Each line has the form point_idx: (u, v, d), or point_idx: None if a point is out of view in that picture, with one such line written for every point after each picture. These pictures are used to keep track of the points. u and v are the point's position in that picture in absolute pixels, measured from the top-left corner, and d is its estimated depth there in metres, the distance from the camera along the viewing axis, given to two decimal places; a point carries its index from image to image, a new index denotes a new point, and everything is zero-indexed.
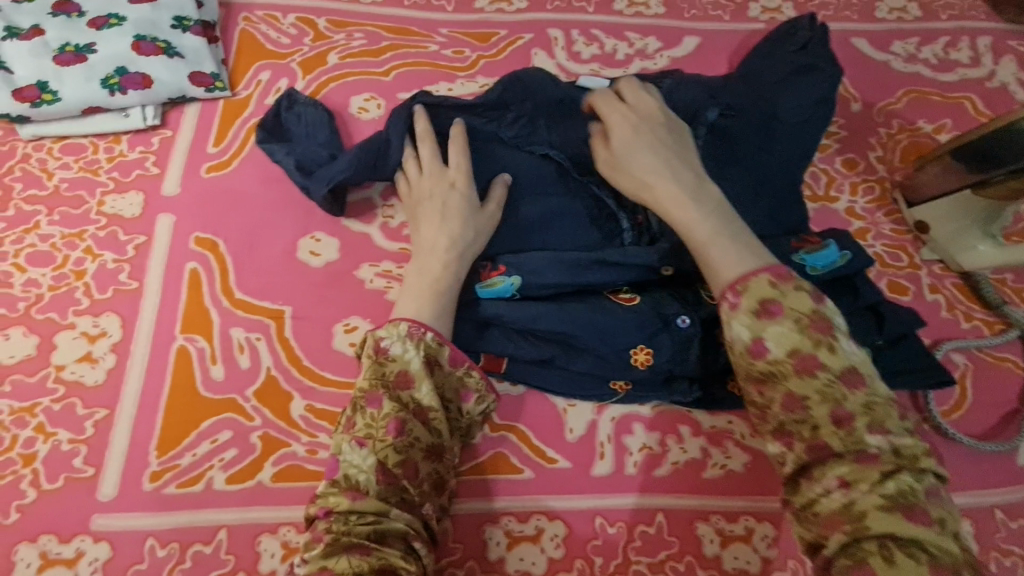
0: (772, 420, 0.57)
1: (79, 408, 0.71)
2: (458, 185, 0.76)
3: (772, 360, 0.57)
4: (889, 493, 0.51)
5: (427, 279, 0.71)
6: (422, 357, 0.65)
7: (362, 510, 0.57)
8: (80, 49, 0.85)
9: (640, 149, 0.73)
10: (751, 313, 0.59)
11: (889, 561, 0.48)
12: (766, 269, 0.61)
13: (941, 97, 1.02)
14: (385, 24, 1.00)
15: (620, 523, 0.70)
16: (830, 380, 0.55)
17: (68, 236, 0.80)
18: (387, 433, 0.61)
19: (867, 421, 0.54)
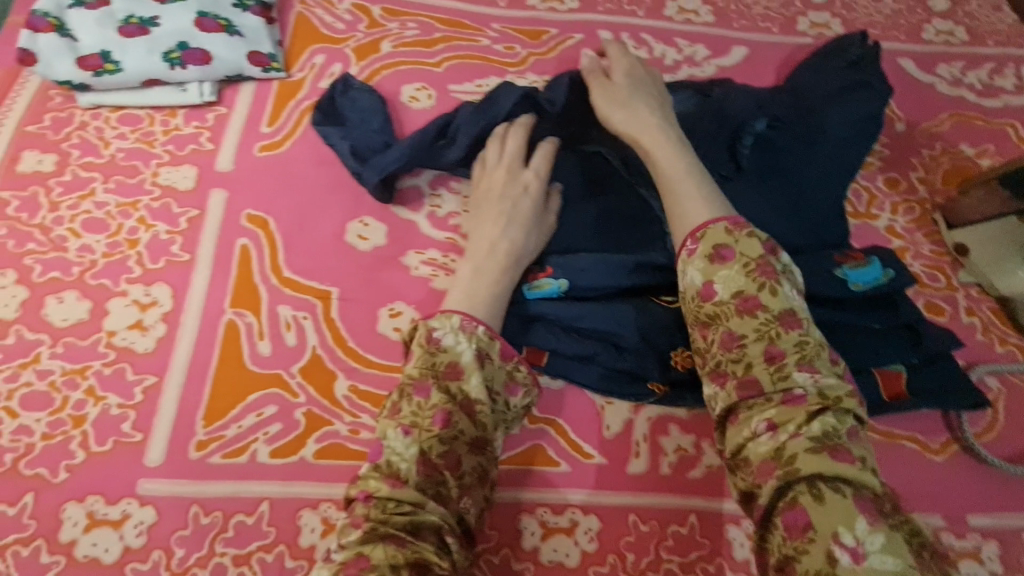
0: (712, 360, 0.65)
1: (129, 373, 0.72)
2: (531, 191, 0.78)
3: (718, 302, 0.65)
4: (813, 432, 0.55)
5: (485, 280, 0.72)
6: (473, 351, 0.66)
7: (400, 499, 0.56)
8: (144, 21, 0.86)
9: (637, 91, 0.81)
10: (707, 259, 0.66)
11: (818, 498, 0.52)
12: (726, 218, 0.68)
13: (984, 122, 1.02)
14: (438, 16, 1.01)
15: (653, 521, 0.71)
16: (766, 321, 0.63)
17: (122, 205, 0.81)
18: (433, 424, 0.61)
19: (796, 359, 0.61)
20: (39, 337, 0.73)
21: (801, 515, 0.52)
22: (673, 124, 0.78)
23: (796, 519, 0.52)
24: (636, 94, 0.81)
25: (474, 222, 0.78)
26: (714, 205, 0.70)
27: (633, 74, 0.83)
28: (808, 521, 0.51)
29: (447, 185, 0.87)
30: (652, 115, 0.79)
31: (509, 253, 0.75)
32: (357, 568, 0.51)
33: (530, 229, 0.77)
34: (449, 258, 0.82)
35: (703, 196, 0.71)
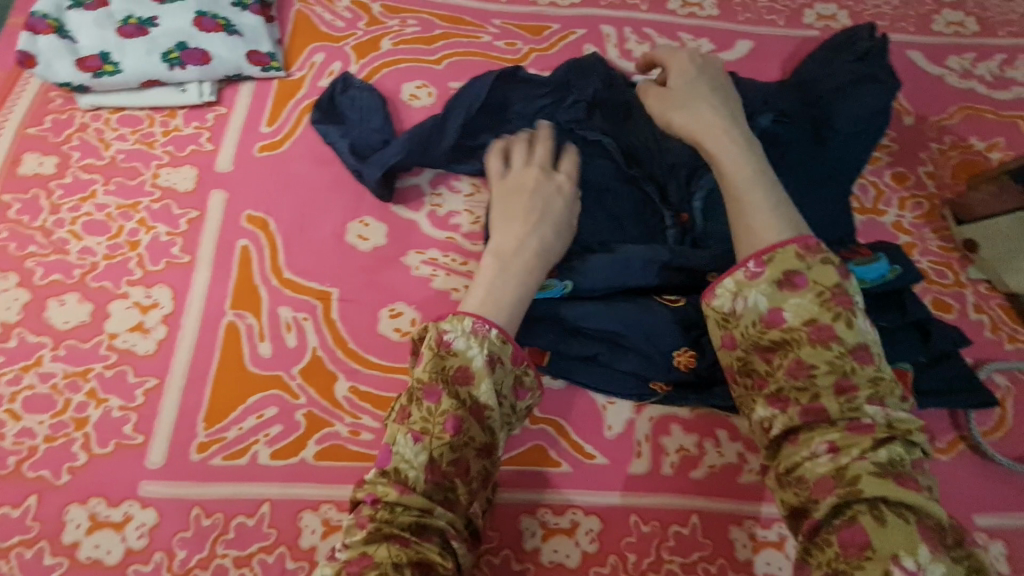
0: (772, 384, 0.62)
1: (130, 375, 0.72)
2: (563, 190, 0.77)
3: (787, 328, 0.61)
4: (880, 459, 0.55)
5: (511, 281, 0.70)
6: (485, 357, 0.64)
7: (409, 503, 0.57)
8: (143, 22, 0.86)
9: (699, 93, 0.76)
10: (774, 284, 0.62)
11: (880, 520, 0.51)
12: (795, 241, 0.63)
13: (995, 115, 1.00)
14: (439, 13, 1.00)
15: (655, 521, 0.70)
16: (840, 354, 0.59)
17: (123, 207, 0.81)
18: (444, 431, 0.60)
19: (869, 393, 0.58)
20: (41, 339, 0.73)
21: (861, 534, 0.51)
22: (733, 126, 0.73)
23: (854, 538, 0.51)
24: (700, 98, 0.76)
25: (502, 213, 0.76)
26: (779, 219, 0.66)
27: (694, 77, 0.78)
28: (867, 541, 0.51)
29: (447, 184, 0.87)
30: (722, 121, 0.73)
31: (536, 255, 0.72)
32: (361, 565, 0.52)
33: (559, 230, 0.75)
34: (450, 258, 0.82)
35: (773, 211, 0.66)
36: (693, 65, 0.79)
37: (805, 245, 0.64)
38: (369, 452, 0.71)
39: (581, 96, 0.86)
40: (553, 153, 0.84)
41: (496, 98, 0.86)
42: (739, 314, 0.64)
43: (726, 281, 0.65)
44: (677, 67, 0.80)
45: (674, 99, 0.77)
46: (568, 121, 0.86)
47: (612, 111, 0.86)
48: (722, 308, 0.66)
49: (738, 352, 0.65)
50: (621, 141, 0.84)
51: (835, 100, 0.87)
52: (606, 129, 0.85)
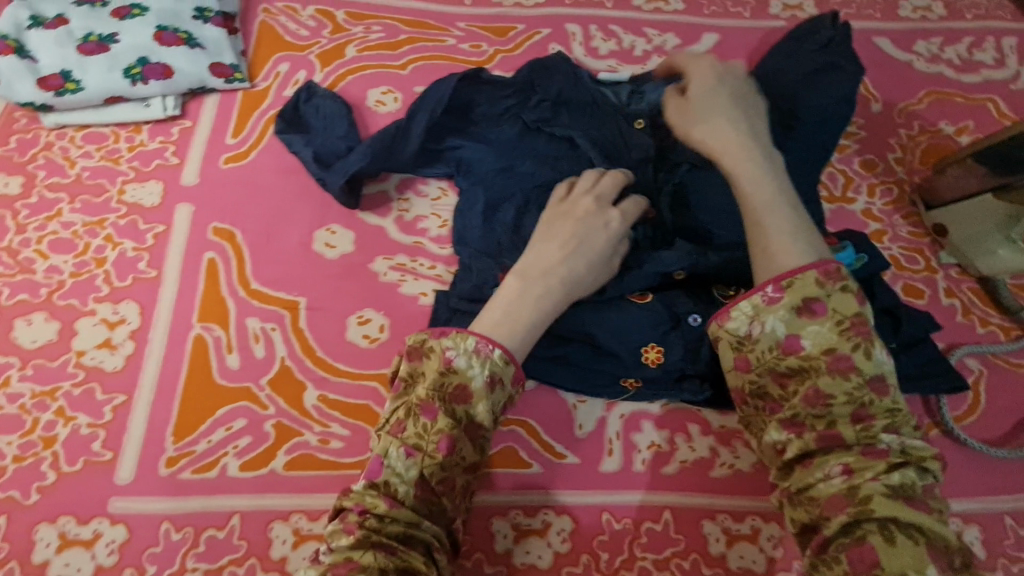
0: (789, 409, 0.60)
1: (98, 393, 0.72)
2: (612, 227, 0.73)
3: (804, 356, 0.59)
4: (893, 482, 0.54)
5: (528, 307, 0.67)
6: (485, 378, 0.62)
7: (397, 517, 0.56)
8: (103, 38, 0.86)
9: (718, 104, 0.73)
10: (792, 310, 0.60)
11: (890, 541, 0.51)
12: (816, 267, 0.61)
13: (964, 99, 0.99)
14: (403, 18, 1.00)
15: (627, 519, 0.70)
16: (859, 385, 0.58)
17: (89, 224, 0.81)
18: (438, 450, 0.59)
19: (886, 422, 0.57)
20: (9, 360, 0.74)
21: (870, 553, 0.51)
22: (755, 145, 0.70)
23: (864, 557, 0.51)
24: (722, 110, 0.73)
25: (540, 239, 0.72)
26: (801, 244, 0.63)
27: (717, 88, 0.75)
28: (876, 561, 0.51)
29: (414, 189, 0.87)
30: (743, 140, 0.70)
31: (563, 283, 0.69)
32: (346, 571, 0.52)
33: (594, 266, 0.71)
34: (417, 262, 0.82)
35: (791, 232, 0.64)
36: (715, 75, 0.76)
37: (826, 270, 0.61)
38: (339, 460, 0.71)
39: (545, 96, 0.84)
40: (519, 153, 0.83)
41: (462, 98, 0.85)
42: (754, 339, 0.62)
43: (740, 305, 0.63)
44: (697, 85, 0.76)
45: (694, 110, 0.74)
46: (535, 119, 0.84)
47: (579, 108, 0.84)
48: (735, 331, 0.63)
49: (750, 376, 0.62)
50: (587, 137, 0.83)
51: (802, 87, 0.86)
52: (574, 128, 0.83)
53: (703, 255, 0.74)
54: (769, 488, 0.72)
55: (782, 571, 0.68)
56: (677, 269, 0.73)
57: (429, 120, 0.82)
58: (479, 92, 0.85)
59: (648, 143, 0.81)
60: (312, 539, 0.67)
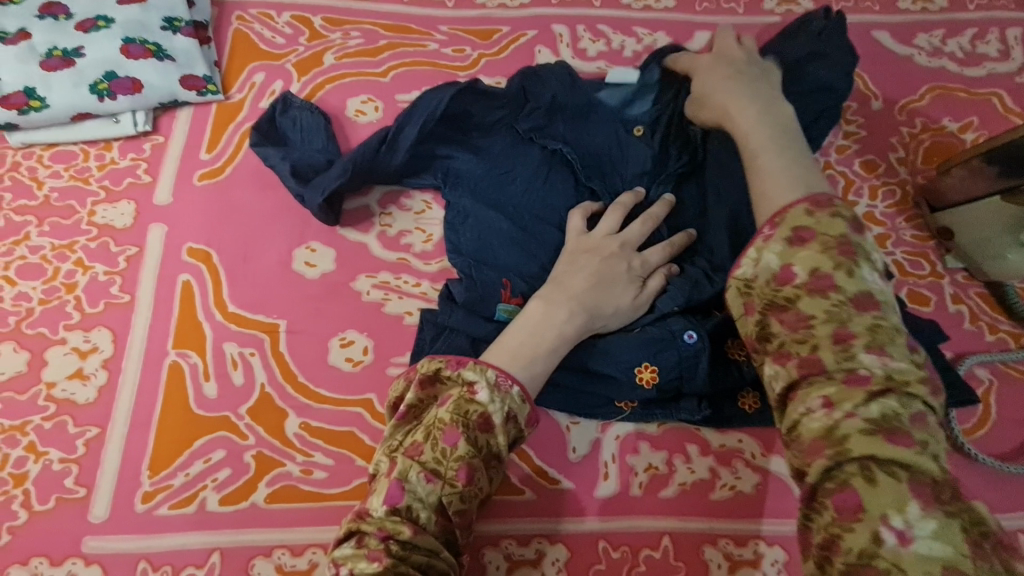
0: (771, 339, 0.54)
1: (70, 426, 0.69)
2: (633, 268, 0.72)
3: (798, 284, 0.54)
4: (872, 415, 0.47)
5: (549, 331, 0.67)
6: (505, 412, 0.62)
7: (419, 545, 0.56)
8: (68, 53, 0.83)
9: (715, 81, 0.75)
10: (784, 240, 0.56)
11: (871, 481, 0.45)
12: (802, 200, 0.58)
13: (967, 93, 0.96)
14: (383, 22, 0.96)
15: (625, 547, 0.67)
16: (839, 302, 0.52)
17: (58, 248, 0.78)
18: (457, 479, 0.59)
19: (868, 341, 0.50)
20: None
21: (851, 497, 0.46)
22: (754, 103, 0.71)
23: (847, 502, 0.45)
24: (722, 81, 0.74)
25: (567, 266, 0.72)
26: (793, 178, 0.62)
27: (714, 65, 0.77)
28: (859, 504, 0.45)
29: (397, 202, 0.83)
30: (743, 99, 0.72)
31: (587, 315, 0.69)
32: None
33: (618, 305, 0.71)
34: (402, 280, 0.79)
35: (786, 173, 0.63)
36: (712, 58, 0.78)
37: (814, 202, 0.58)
38: (323, 491, 0.68)
39: (538, 104, 0.82)
40: (511, 167, 0.81)
41: (458, 107, 0.81)
42: (754, 276, 0.57)
43: (745, 250, 0.58)
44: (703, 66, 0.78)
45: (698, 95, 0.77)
46: (528, 129, 0.82)
47: (573, 115, 0.82)
48: (743, 275, 0.58)
49: (755, 317, 0.56)
50: (579, 149, 0.81)
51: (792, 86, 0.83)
52: (568, 137, 0.81)
53: (708, 281, 0.74)
54: (774, 511, 0.69)
55: None
56: (673, 309, 0.72)
57: (419, 134, 0.79)
58: (472, 98, 0.81)
59: (645, 153, 0.80)
60: None
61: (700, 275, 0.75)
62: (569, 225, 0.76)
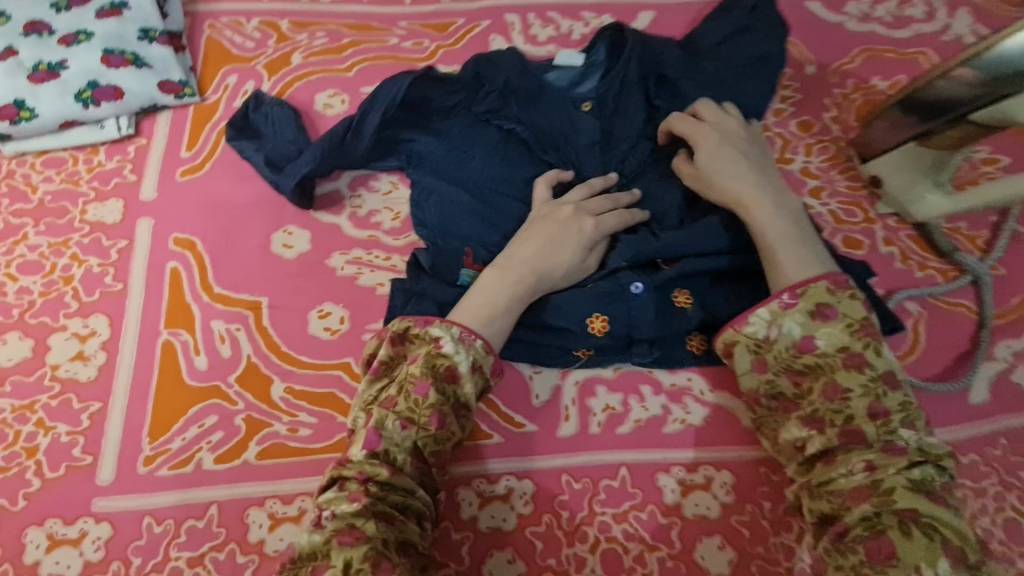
0: (809, 406, 0.65)
1: (75, 402, 0.76)
2: (584, 230, 0.78)
3: (820, 354, 0.66)
4: (914, 476, 0.58)
5: (503, 293, 0.73)
6: (470, 362, 0.69)
7: (395, 484, 0.62)
8: (53, 66, 0.89)
9: (728, 164, 0.78)
10: (807, 313, 0.68)
11: (906, 534, 0.56)
12: (827, 277, 0.69)
13: (895, 54, 1.02)
14: (346, 22, 1.03)
15: (586, 479, 0.74)
16: (873, 378, 0.64)
17: (54, 245, 0.85)
18: (430, 424, 0.66)
19: (901, 417, 0.62)
20: None
21: (886, 545, 0.56)
22: (767, 190, 0.76)
23: (881, 548, 0.56)
24: (732, 166, 0.78)
25: (524, 232, 0.79)
26: (810, 262, 0.71)
27: (719, 143, 0.80)
28: (893, 552, 0.55)
29: (366, 185, 0.90)
30: (758, 184, 0.77)
31: (537, 277, 0.75)
32: (353, 536, 0.58)
33: (569, 267, 0.77)
34: (373, 255, 0.85)
35: (802, 258, 0.71)
36: (715, 144, 0.80)
37: (835, 281, 0.69)
38: (308, 447, 0.74)
39: (493, 87, 0.87)
40: (470, 147, 0.87)
41: (417, 94, 0.86)
42: (772, 341, 0.69)
43: (760, 311, 0.70)
44: (700, 144, 0.81)
45: (705, 172, 0.79)
46: (484, 111, 0.88)
47: (526, 96, 0.88)
48: (755, 335, 0.70)
49: (768, 376, 0.69)
50: (530, 127, 0.87)
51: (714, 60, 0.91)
52: (521, 116, 0.87)
53: (653, 237, 0.79)
54: (723, 440, 0.76)
55: (736, 514, 0.72)
56: (621, 264, 0.78)
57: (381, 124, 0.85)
58: (430, 84, 0.87)
59: (594, 127, 0.87)
60: (287, 522, 0.71)
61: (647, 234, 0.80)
62: (535, 195, 0.83)
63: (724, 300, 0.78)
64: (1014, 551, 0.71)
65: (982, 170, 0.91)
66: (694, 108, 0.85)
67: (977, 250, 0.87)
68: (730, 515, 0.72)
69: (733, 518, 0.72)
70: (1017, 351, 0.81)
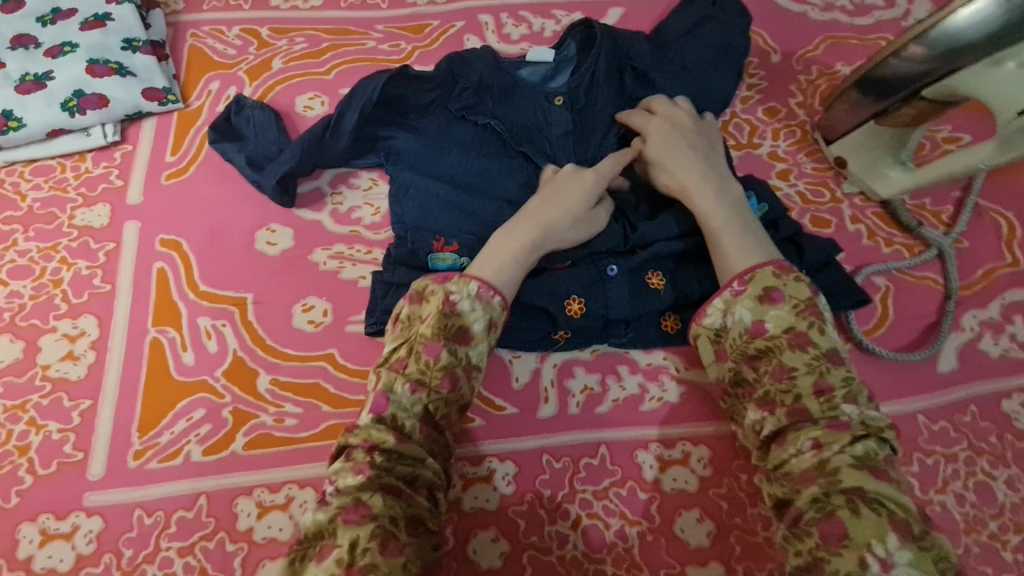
0: (760, 389, 0.67)
1: (65, 401, 0.78)
2: (586, 175, 0.80)
3: (769, 336, 0.68)
4: (858, 453, 0.59)
5: (512, 245, 0.75)
6: (486, 320, 0.71)
7: (403, 452, 0.63)
8: (39, 77, 0.92)
9: (677, 155, 0.82)
10: (755, 298, 0.69)
11: (855, 512, 0.56)
12: (772, 264, 0.71)
13: (858, 40, 1.06)
14: (324, 27, 1.06)
15: (567, 458, 0.75)
16: (816, 356, 0.65)
17: (43, 250, 0.87)
18: (442, 385, 0.67)
19: (845, 393, 0.64)
20: None
21: (838, 526, 0.56)
22: (713, 180, 0.80)
23: (834, 530, 0.56)
24: (681, 157, 0.82)
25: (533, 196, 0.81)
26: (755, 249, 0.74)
27: (671, 134, 0.84)
28: (843, 533, 0.56)
29: (347, 182, 0.92)
30: (705, 175, 0.80)
31: (544, 229, 0.76)
32: (358, 514, 0.57)
33: (575, 220, 0.78)
34: (355, 249, 0.88)
35: (747, 243, 0.74)
36: (665, 135, 0.84)
37: (780, 267, 0.72)
38: (295, 436, 0.76)
39: (467, 84, 0.89)
40: (448, 142, 0.90)
41: (393, 91, 0.87)
42: (727, 328, 0.71)
43: (714, 300, 0.72)
44: (652, 134, 0.84)
45: (655, 162, 0.83)
46: (460, 107, 0.90)
47: (500, 92, 0.90)
48: (712, 325, 0.72)
49: (728, 365, 0.70)
50: (506, 122, 0.90)
51: (679, 48, 0.94)
52: (497, 112, 0.90)
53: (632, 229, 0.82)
54: (699, 416, 0.77)
55: (713, 487, 0.74)
56: (601, 248, 0.81)
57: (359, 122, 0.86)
58: (405, 81, 0.88)
59: (566, 122, 0.90)
60: (275, 510, 0.72)
61: (625, 225, 0.83)
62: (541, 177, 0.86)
63: (697, 280, 0.80)
64: (986, 513, 0.73)
65: (944, 148, 0.94)
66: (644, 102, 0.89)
67: (941, 225, 0.90)
68: (707, 488, 0.74)
69: (710, 491, 0.74)
70: (983, 320, 0.83)
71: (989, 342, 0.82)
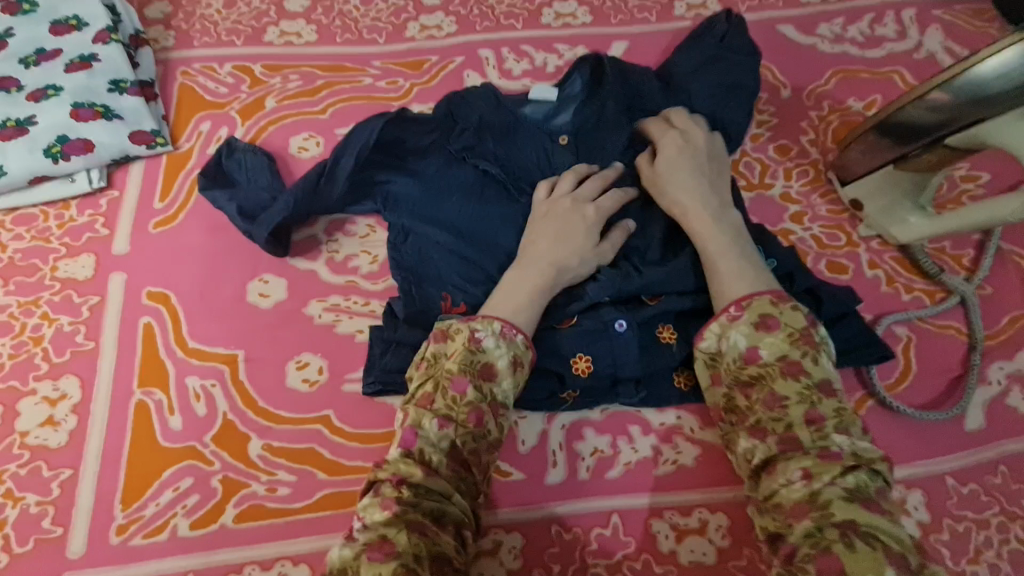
0: (751, 417, 0.63)
1: (45, 470, 0.73)
2: (588, 217, 0.78)
3: (762, 363, 0.64)
4: (848, 485, 0.55)
5: (526, 287, 0.72)
6: (510, 358, 0.67)
7: (431, 488, 0.58)
8: (21, 123, 0.88)
9: (683, 175, 0.79)
10: (751, 324, 0.66)
11: (850, 547, 0.52)
12: (769, 291, 0.68)
13: (870, 74, 1.02)
14: (319, 64, 1.02)
15: (577, 528, 0.71)
16: (808, 386, 0.62)
17: (24, 305, 0.83)
18: (469, 420, 0.62)
19: (836, 423, 0.60)
20: None
21: (834, 563, 0.52)
22: (715, 206, 0.77)
23: (829, 567, 0.51)
24: (686, 178, 0.79)
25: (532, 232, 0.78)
26: (752, 280, 0.70)
27: (685, 153, 0.81)
28: (841, 568, 0.51)
29: (343, 229, 0.89)
30: (708, 200, 0.78)
31: (550, 268, 0.74)
32: (383, 552, 0.54)
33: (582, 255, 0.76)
34: (352, 301, 0.84)
35: (742, 270, 0.71)
36: (678, 151, 0.81)
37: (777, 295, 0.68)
38: (288, 507, 0.72)
39: (466, 125, 0.86)
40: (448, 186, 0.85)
41: (390, 135, 0.84)
42: (723, 353, 0.67)
43: (710, 326, 0.69)
44: (666, 149, 0.82)
45: (660, 180, 0.81)
46: (459, 148, 0.85)
47: (501, 131, 0.86)
48: (708, 350, 0.69)
49: (723, 390, 0.67)
50: (508, 165, 0.86)
51: (687, 86, 0.91)
52: (499, 154, 0.86)
53: (636, 273, 0.78)
54: (717, 480, 0.73)
55: (732, 559, 0.70)
56: (604, 299, 0.76)
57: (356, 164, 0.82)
58: (403, 125, 0.85)
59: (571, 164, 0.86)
60: None
61: (630, 269, 0.78)
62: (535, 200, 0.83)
63: None
64: None
65: (962, 188, 0.90)
66: (666, 115, 0.87)
67: (961, 270, 0.86)
68: (726, 560, 0.69)
69: (729, 563, 0.69)
70: (1011, 372, 0.80)
71: (1018, 397, 0.78)
